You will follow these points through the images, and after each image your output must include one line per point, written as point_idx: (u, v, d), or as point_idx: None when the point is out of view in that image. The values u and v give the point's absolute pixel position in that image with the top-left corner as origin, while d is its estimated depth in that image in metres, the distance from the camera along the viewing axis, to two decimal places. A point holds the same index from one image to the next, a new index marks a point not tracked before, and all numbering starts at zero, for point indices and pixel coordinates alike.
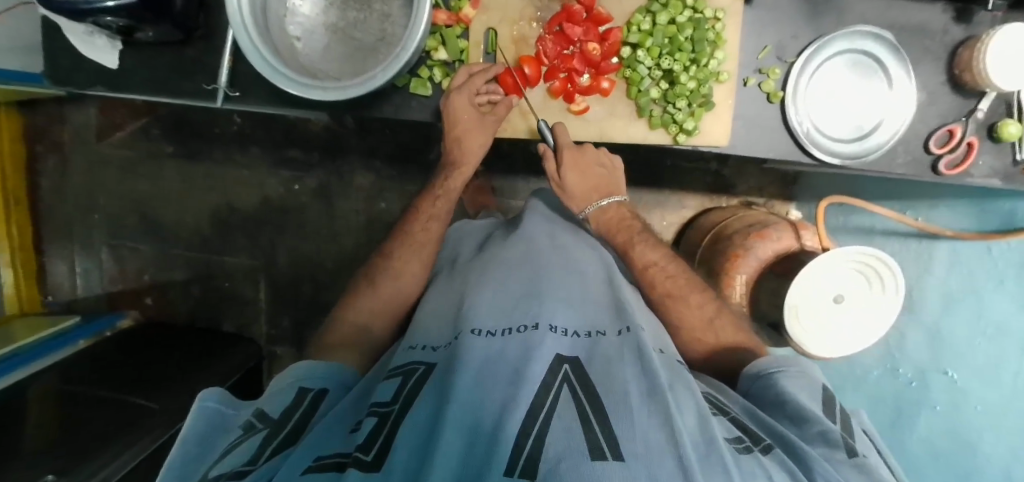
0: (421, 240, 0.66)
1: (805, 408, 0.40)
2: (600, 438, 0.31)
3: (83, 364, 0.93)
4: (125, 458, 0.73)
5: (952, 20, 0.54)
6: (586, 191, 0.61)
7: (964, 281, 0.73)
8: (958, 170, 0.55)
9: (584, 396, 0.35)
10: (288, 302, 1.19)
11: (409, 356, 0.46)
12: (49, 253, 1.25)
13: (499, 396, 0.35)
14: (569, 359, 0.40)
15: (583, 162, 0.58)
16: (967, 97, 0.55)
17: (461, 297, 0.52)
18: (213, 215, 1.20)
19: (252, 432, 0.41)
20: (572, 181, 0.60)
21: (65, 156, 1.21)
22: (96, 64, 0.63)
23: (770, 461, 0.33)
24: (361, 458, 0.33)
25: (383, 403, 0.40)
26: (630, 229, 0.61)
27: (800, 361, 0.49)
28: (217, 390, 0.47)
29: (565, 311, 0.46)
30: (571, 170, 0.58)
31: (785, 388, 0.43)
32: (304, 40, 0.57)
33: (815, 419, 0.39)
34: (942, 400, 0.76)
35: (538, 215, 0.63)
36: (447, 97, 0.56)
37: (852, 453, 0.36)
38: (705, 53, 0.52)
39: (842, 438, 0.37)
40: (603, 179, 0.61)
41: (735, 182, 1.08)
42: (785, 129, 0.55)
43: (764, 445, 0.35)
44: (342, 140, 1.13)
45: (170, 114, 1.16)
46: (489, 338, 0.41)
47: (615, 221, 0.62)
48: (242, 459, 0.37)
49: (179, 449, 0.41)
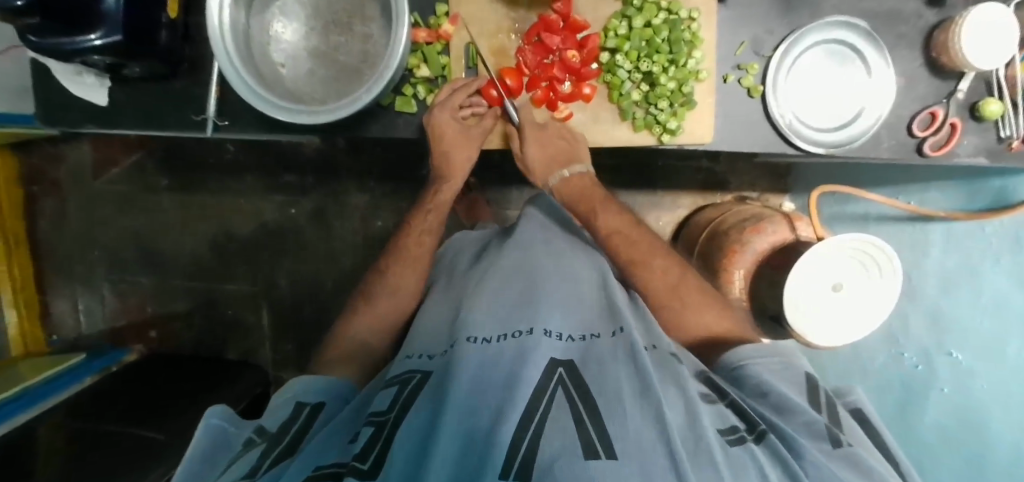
0: (417, 256, 0.66)
1: (788, 398, 0.40)
2: (594, 438, 0.31)
3: (88, 400, 0.93)
4: None
5: (924, 4, 0.55)
6: (547, 162, 0.60)
7: (962, 261, 0.73)
8: (944, 150, 0.55)
9: (578, 397, 0.35)
10: (290, 326, 1.19)
11: (407, 365, 0.46)
12: (51, 292, 1.25)
13: (493, 402, 0.35)
14: (564, 362, 0.40)
15: (545, 135, 0.58)
16: (946, 78, 0.56)
17: (458, 307, 0.52)
18: (212, 244, 1.21)
19: (251, 447, 0.41)
20: (533, 154, 0.59)
21: (63, 195, 1.22)
22: (86, 102, 0.64)
23: (763, 451, 0.33)
24: (358, 466, 0.33)
25: (380, 411, 0.40)
26: (592, 199, 0.62)
27: (784, 349, 0.48)
28: (220, 408, 0.47)
29: (560, 315, 0.47)
30: (533, 144, 0.58)
31: (765, 379, 0.43)
32: (288, 66, 0.58)
33: (799, 409, 0.39)
34: (950, 382, 0.76)
35: (530, 221, 0.63)
36: (431, 114, 0.57)
37: (837, 443, 0.35)
38: (683, 53, 0.53)
39: (828, 428, 0.37)
40: (564, 150, 0.59)
41: (727, 178, 1.09)
42: (768, 122, 0.56)
43: (758, 432, 0.35)
44: (335, 162, 1.14)
45: (164, 147, 1.17)
46: (484, 344, 0.41)
47: (578, 191, 0.62)
48: (241, 472, 0.37)
49: (182, 467, 0.41)
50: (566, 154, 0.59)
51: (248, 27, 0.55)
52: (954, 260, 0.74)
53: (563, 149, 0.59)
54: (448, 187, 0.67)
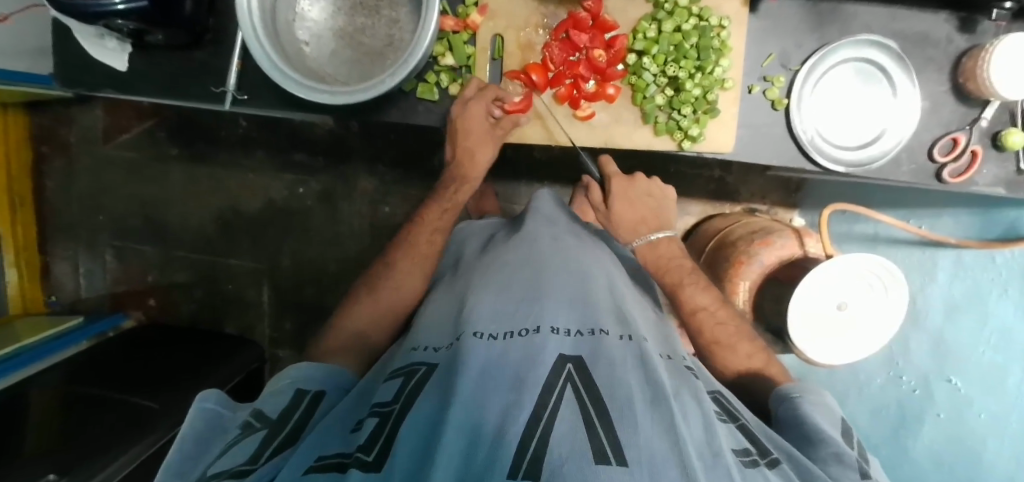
0: (414, 251, 0.66)
1: (821, 429, 0.41)
2: (605, 445, 0.30)
3: (85, 364, 0.93)
4: (123, 460, 0.72)
5: (955, 29, 0.55)
6: (635, 224, 0.71)
7: (968, 290, 0.73)
8: (962, 178, 0.55)
9: (588, 398, 0.35)
10: (291, 305, 1.20)
11: (411, 357, 0.46)
12: (54, 254, 1.25)
13: (501, 400, 0.35)
14: (573, 358, 0.39)
15: (633, 195, 0.72)
16: (971, 105, 0.56)
17: (461, 300, 0.52)
18: (217, 217, 1.21)
19: (250, 432, 0.41)
20: (619, 213, 0.71)
21: (72, 157, 1.21)
22: (105, 66, 0.63)
23: (775, 476, 0.34)
24: (362, 457, 0.33)
25: (384, 402, 0.40)
26: (679, 271, 0.65)
27: (819, 390, 0.49)
28: (216, 392, 0.48)
29: (566, 312, 0.45)
30: (621, 200, 0.71)
31: (806, 411, 0.44)
32: (312, 45, 0.58)
33: (829, 440, 0.40)
34: (946, 408, 0.77)
35: (539, 220, 0.64)
36: (464, 106, 0.56)
37: (865, 475, 0.37)
38: (710, 60, 0.53)
39: (856, 462, 0.39)
40: (651, 214, 0.71)
41: (739, 188, 1.09)
42: (790, 137, 0.56)
43: (771, 458, 0.36)
44: (346, 143, 1.13)
45: (176, 116, 1.16)
46: (490, 341, 0.41)
47: (664, 257, 0.67)
48: (243, 457, 0.38)
49: (179, 446, 0.41)
50: (654, 219, 0.71)
51: (274, 2, 0.55)
52: (962, 289, 0.74)
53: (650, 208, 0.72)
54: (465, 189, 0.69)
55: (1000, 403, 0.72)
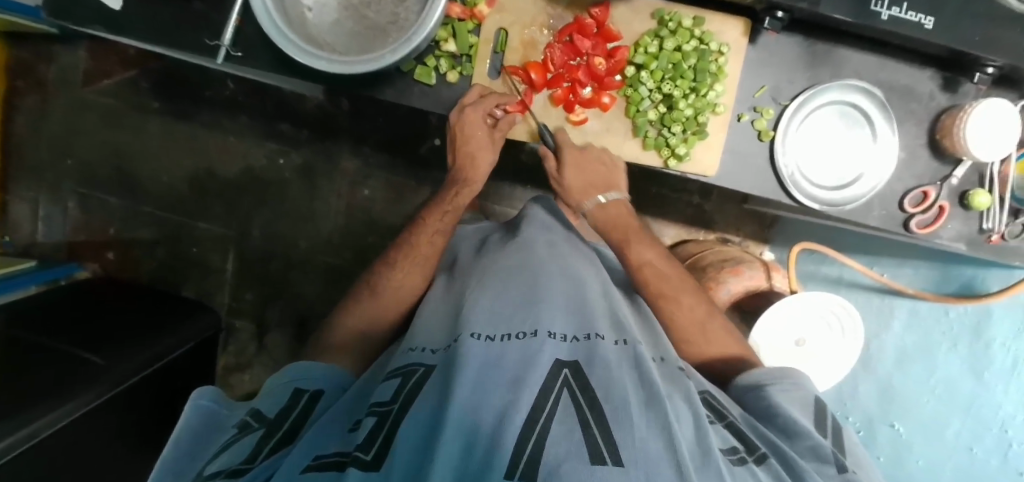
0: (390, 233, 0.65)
1: (796, 422, 0.43)
2: (600, 442, 0.30)
3: (33, 310, 0.89)
4: (62, 412, 0.68)
5: (938, 87, 0.57)
6: (585, 189, 0.60)
7: (919, 339, 0.75)
8: (928, 230, 0.58)
9: (585, 401, 0.34)
10: (256, 276, 1.17)
11: (409, 358, 0.45)
12: (14, 193, 1.19)
13: (498, 399, 0.33)
14: (568, 363, 0.39)
15: (585, 161, 0.58)
16: (944, 162, 0.58)
17: (458, 303, 0.52)
18: (192, 177, 1.17)
19: (247, 432, 0.40)
20: (569, 180, 0.59)
21: (47, 95, 1.16)
22: (97, 3, 0.61)
23: (764, 473, 0.35)
24: (361, 457, 0.32)
25: (383, 402, 0.38)
26: (627, 228, 0.62)
27: (794, 371, 0.50)
28: (209, 389, 0.47)
29: (563, 317, 0.45)
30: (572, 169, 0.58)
31: (777, 402, 0.45)
32: (315, 11, 0.57)
33: (805, 433, 0.42)
34: (885, 452, 0.80)
35: (535, 223, 0.64)
36: (460, 112, 0.56)
37: (841, 469, 0.39)
38: (705, 83, 0.54)
39: (832, 455, 0.40)
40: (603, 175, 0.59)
41: (715, 217, 1.11)
42: (771, 169, 0.58)
43: (759, 455, 0.37)
44: (335, 120, 1.12)
45: (162, 67, 1.13)
46: (489, 342, 0.40)
47: (614, 218, 0.62)
48: (238, 457, 0.37)
49: (174, 444, 0.41)
50: (604, 180, 0.60)
51: None
52: (914, 339, 0.76)
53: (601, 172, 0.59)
54: (466, 192, 0.67)
55: (943, 448, 0.73)
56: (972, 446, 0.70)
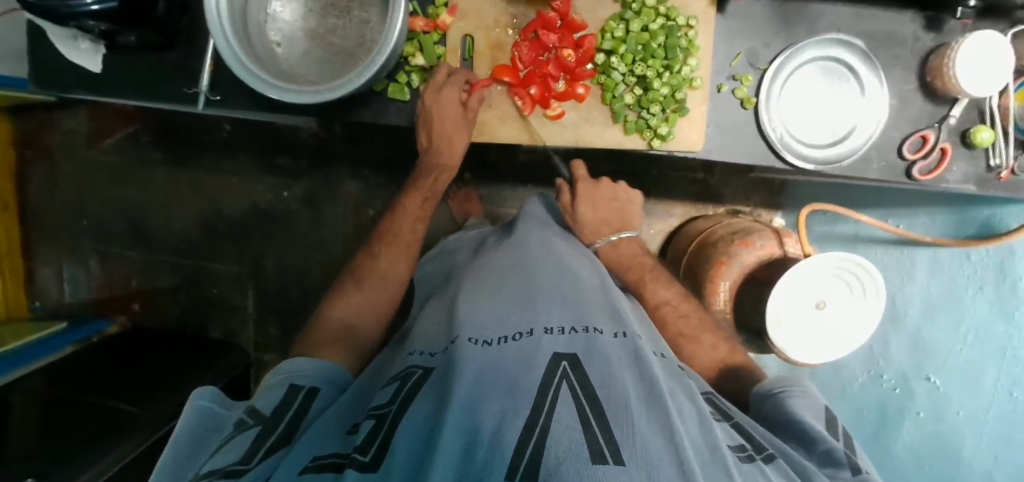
0: (405, 249, 0.66)
1: (808, 426, 0.41)
2: (601, 442, 0.29)
3: (66, 368, 0.93)
4: (98, 469, 0.71)
5: (922, 27, 0.55)
6: (598, 226, 0.70)
7: (946, 286, 0.72)
8: (932, 175, 0.56)
9: (584, 397, 0.33)
10: (275, 309, 1.20)
11: (407, 362, 0.45)
12: (38, 259, 1.24)
13: (496, 401, 0.33)
14: (567, 356, 0.38)
15: (597, 199, 0.71)
16: (939, 103, 0.56)
17: (451, 306, 0.51)
18: (201, 221, 1.20)
19: (244, 429, 0.40)
20: (585, 215, 0.70)
21: (56, 162, 1.21)
22: (80, 68, 0.63)
23: (772, 471, 0.34)
24: (360, 459, 0.32)
25: (381, 406, 0.39)
26: (641, 267, 0.67)
27: (804, 380, 0.49)
28: (209, 389, 0.47)
29: (560, 311, 0.45)
30: (587, 206, 0.70)
31: (791, 408, 0.44)
32: (284, 46, 0.58)
33: (820, 437, 0.40)
34: (925, 406, 0.77)
35: (531, 222, 0.65)
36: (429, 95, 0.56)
37: (856, 470, 0.38)
38: (678, 59, 0.53)
39: (845, 456, 0.39)
40: (615, 216, 0.71)
41: (721, 191, 1.09)
42: (760, 135, 0.56)
43: (767, 454, 0.37)
44: (330, 147, 1.14)
45: (159, 120, 1.16)
46: (486, 346, 0.40)
47: (625, 256, 0.68)
48: (234, 457, 0.37)
49: (172, 446, 0.41)
50: (617, 220, 0.71)
51: None
52: (939, 286, 0.73)
53: (609, 218, 0.71)
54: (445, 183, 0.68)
55: (976, 403, 0.71)
56: (1012, 389, 0.67)
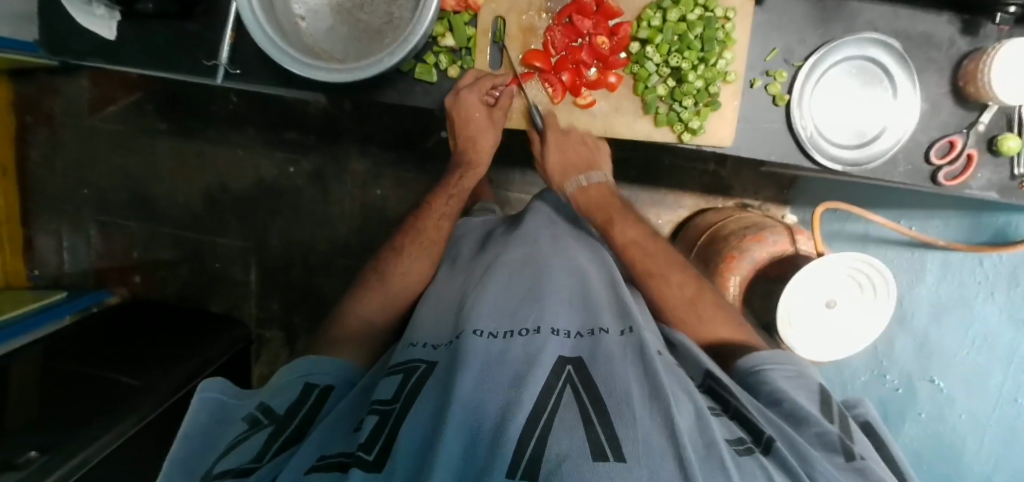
0: (431, 238, 0.65)
1: (801, 407, 0.41)
2: (602, 439, 0.29)
3: (70, 339, 0.92)
4: (103, 442, 0.70)
5: (958, 31, 0.55)
6: (566, 169, 0.62)
7: (954, 291, 0.73)
8: (957, 181, 0.56)
9: (588, 399, 0.33)
10: (278, 285, 1.19)
11: (409, 354, 0.44)
12: (37, 228, 1.22)
13: (500, 397, 0.33)
14: (572, 360, 0.38)
15: (568, 143, 0.59)
16: (969, 109, 0.56)
17: (462, 294, 0.52)
18: (206, 194, 1.18)
19: (257, 430, 0.40)
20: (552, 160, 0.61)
21: (56, 128, 1.18)
22: (93, 35, 0.61)
23: (771, 462, 0.33)
24: (363, 457, 0.31)
25: (383, 400, 0.37)
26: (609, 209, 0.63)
27: (796, 357, 0.49)
28: (218, 381, 0.47)
29: (567, 314, 0.45)
30: (554, 150, 0.60)
31: (778, 387, 0.44)
32: (309, 20, 0.56)
33: (811, 419, 0.40)
34: (927, 408, 0.79)
35: (539, 218, 0.61)
36: (457, 95, 0.56)
37: (850, 456, 0.37)
38: (714, 52, 0.52)
39: (839, 439, 0.38)
40: (584, 155, 0.62)
41: (732, 183, 1.09)
42: (788, 132, 0.56)
43: (766, 443, 0.35)
44: (339, 123, 1.12)
45: (164, 89, 1.13)
46: (491, 338, 0.39)
47: (596, 199, 0.64)
48: (246, 456, 0.37)
49: (182, 442, 0.40)
50: (584, 158, 0.63)
51: None
52: (948, 290, 0.74)
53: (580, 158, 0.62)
54: (471, 175, 0.67)
55: (981, 405, 0.73)
56: (1018, 396, 0.68)
